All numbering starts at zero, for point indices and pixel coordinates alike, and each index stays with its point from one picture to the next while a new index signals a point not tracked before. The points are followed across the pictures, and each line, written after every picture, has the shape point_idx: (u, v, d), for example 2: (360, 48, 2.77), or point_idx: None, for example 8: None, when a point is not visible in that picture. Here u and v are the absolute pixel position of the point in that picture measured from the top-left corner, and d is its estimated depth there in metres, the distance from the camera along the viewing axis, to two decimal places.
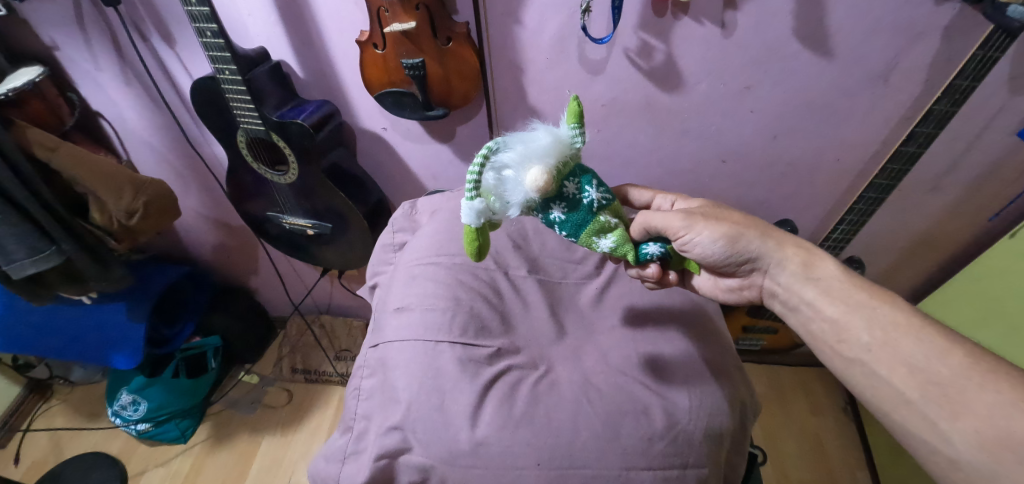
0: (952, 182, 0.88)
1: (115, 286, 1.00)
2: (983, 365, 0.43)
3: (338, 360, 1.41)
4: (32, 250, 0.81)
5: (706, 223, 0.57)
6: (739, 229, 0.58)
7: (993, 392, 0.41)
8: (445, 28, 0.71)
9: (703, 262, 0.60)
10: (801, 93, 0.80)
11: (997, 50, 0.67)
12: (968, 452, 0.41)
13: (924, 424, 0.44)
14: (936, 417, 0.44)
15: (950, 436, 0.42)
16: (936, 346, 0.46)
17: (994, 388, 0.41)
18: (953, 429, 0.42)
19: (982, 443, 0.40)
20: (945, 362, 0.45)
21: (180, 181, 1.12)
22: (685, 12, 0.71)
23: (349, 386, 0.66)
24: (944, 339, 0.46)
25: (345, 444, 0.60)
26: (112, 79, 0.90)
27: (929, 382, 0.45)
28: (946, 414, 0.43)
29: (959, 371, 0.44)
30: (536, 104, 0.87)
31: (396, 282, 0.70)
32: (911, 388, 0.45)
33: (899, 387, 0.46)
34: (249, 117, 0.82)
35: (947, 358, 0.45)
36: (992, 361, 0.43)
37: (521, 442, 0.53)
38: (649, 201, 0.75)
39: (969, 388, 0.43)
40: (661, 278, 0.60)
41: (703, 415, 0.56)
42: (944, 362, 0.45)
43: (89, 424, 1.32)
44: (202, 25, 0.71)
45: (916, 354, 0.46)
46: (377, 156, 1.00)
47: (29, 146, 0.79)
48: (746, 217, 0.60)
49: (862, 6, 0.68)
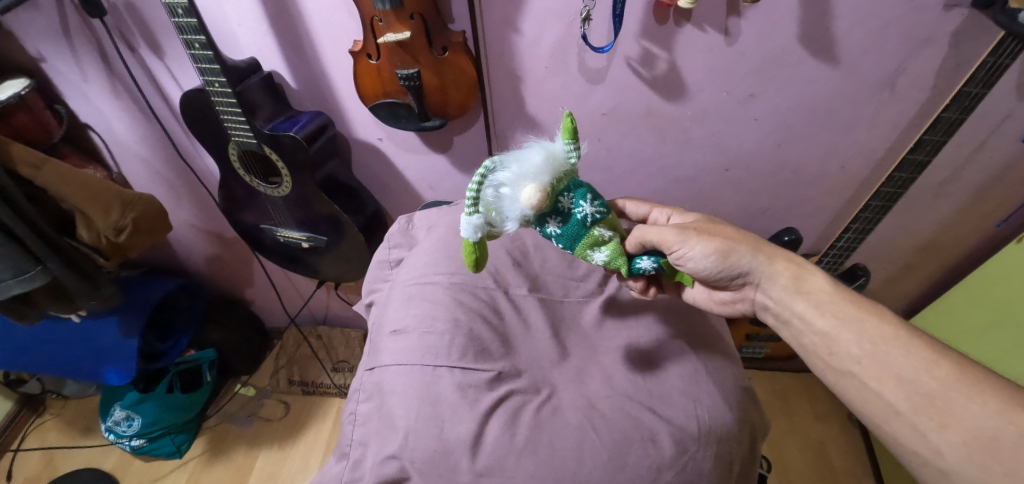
0: (959, 186, 0.86)
1: (104, 303, 0.98)
2: (969, 376, 0.42)
3: (335, 372, 1.39)
4: (17, 271, 0.79)
5: (698, 238, 0.55)
6: (730, 243, 0.55)
7: (979, 403, 0.40)
8: (440, 38, 0.69)
9: (696, 276, 0.57)
10: (806, 101, 0.78)
11: (1009, 56, 0.64)
12: (957, 463, 0.40)
13: (914, 436, 0.43)
14: (924, 428, 0.42)
15: (940, 447, 0.41)
16: (923, 357, 0.44)
17: (980, 399, 0.40)
18: (942, 440, 0.41)
19: (971, 455, 0.39)
20: (932, 374, 0.43)
21: (172, 193, 1.09)
22: (688, 19, 0.69)
23: (346, 409, 0.64)
24: (930, 351, 0.44)
25: (341, 472, 0.58)
26: (100, 90, 0.87)
27: (918, 393, 0.43)
28: (934, 426, 0.41)
29: (947, 383, 0.42)
30: (536, 114, 0.85)
31: (392, 301, 0.68)
32: (899, 399, 0.44)
33: (887, 398, 0.44)
34: (240, 130, 0.80)
35: (933, 370, 0.43)
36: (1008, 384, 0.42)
37: (523, 473, 0.51)
38: (646, 215, 0.73)
39: (956, 399, 0.41)
40: (644, 288, 0.62)
41: (712, 441, 0.54)
42: (930, 374, 0.43)
43: (82, 440, 1.30)
44: (189, 37, 0.68)
45: (903, 366, 0.44)
46: (373, 167, 0.98)
47: (14, 164, 0.76)
48: (738, 231, 0.58)
49: (871, 11, 0.66)
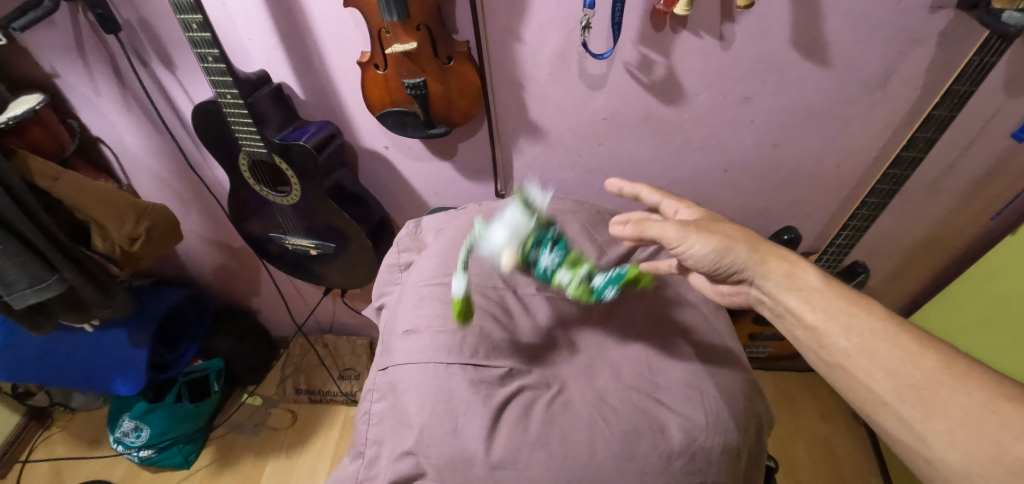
0: (952, 183, 0.88)
1: (117, 312, 1.00)
2: (956, 368, 0.43)
3: (343, 379, 1.40)
4: (34, 280, 0.81)
5: (699, 235, 0.58)
6: (728, 242, 0.57)
7: (965, 394, 0.41)
8: (446, 47, 0.71)
9: (695, 268, 0.61)
10: (801, 100, 0.80)
11: (994, 54, 0.66)
12: (942, 450, 0.41)
13: (899, 424, 0.44)
14: (910, 417, 0.43)
15: (926, 436, 0.42)
16: (910, 351, 0.45)
17: (966, 390, 0.41)
18: (926, 429, 0.42)
19: (955, 444, 0.40)
20: (918, 366, 0.44)
21: (181, 203, 1.11)
22: (684, 26, 0.72)
23: (360, 410, 0.66)
24: (917, 344, 0.45)
25: (357, 470, 0.60)
26: (112, 105, 0.90)
27: (904, 384, 0.44)
28: (920, 415, 0.42)
29: (933, 374, 0.43)
30: (537, 120, 0.87)
31: (404, 302, 0.70)
32: (886, 390, 0.45)
33: (875, 389, 0.45)
34: (251, 140, 0.82)
35: (919, 362, 0.44)
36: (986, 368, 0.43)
37: (537, 465, 0.52)
38: (657, 204, 0.72)
39: (942, 390, 0.42)
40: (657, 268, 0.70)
41: (719, 430, 0.56)
42: (918, 366, 0.44)
43: (91, 452, 1.30)
44: (202, 51, 0.70)
45: (890, 358, 0.45)
46: (379, 175, 1.01)
47: (31, 176, 0.79)
48: (741, 230, 0.59)
49: (859, 15, 0.69)
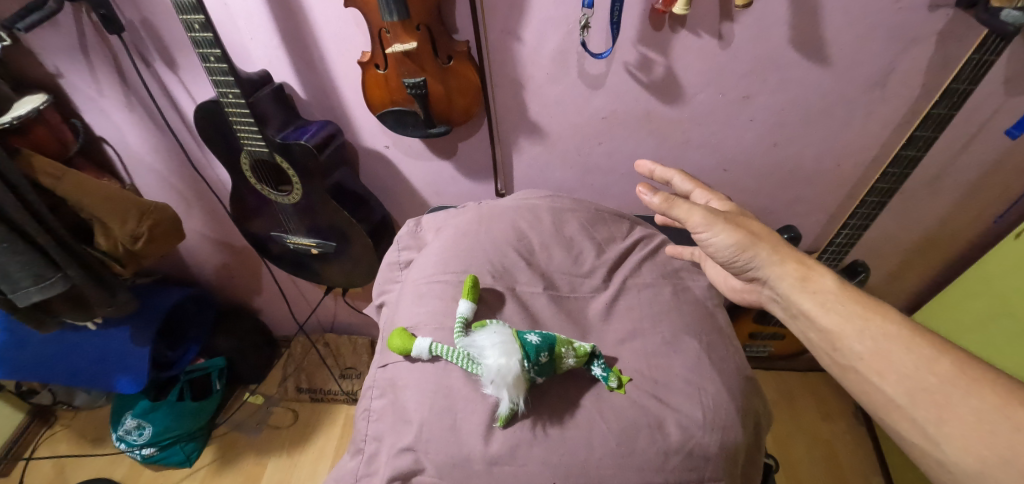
0: (952, 182, 0.88)
1: (120, 310, 1.01)
2: (970, 374, 0.43)
3: (343, 378, 1.40)
4: (37, 278, 0.82)
5: (724, 226, 0.56)
6: (752, 238, 0.56)
7: (977, 399, 0.41)
8: (446, 47, 0.72)
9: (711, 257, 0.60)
10: (800, 100, 0.80)
11: (993, 53, 0.66)
12: (955, 454, 0.41)
13: (910, 426, 0.44)
14: (924, 420, 0.43)
15: (939, 439, 0.42)
16: (924, 356, 0.45)
17: (978, 396, 0.42)
18: (940, 433, 0.42)
19: (969, 448, 0.40)
20: (932, 370, 0.44)
21: (183, 202, 1.12)
22: (683, 25, 0.72)
23: (360, 407, 0.66)
24: (931, 348, 0.45)
25: (356, 466, 0.60)
26: (116, 105, 0.91)
27: (917, 388, 0.44)
28: (933, 418, 0.43)
29: (946, 378, 0.43)
30: (537, 119, 0.88)
31: (405, 300, 0.70)
32: (899, 393, 0.45)
33: (888, 392, 0.46)
34: (251, 139, 0.82)
35: (934, 367, 0.44)
36: (981, 366, 0.44)
37: (536, 461, 0.52)
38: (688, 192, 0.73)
39: (955, 394, 0.42)
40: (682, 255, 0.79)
41: (717, 427, 0.56)
42: (932, 370, 0.44)
43: (94, 450, 1.31)
44: (205, 51, 0.70)
45: (904, 362, 0.46)
46: (380, 174, 1.01)
47: (35, 175, 0.80)
48: (765, 230, 0.58)
49: (858, 14, 0.69)
